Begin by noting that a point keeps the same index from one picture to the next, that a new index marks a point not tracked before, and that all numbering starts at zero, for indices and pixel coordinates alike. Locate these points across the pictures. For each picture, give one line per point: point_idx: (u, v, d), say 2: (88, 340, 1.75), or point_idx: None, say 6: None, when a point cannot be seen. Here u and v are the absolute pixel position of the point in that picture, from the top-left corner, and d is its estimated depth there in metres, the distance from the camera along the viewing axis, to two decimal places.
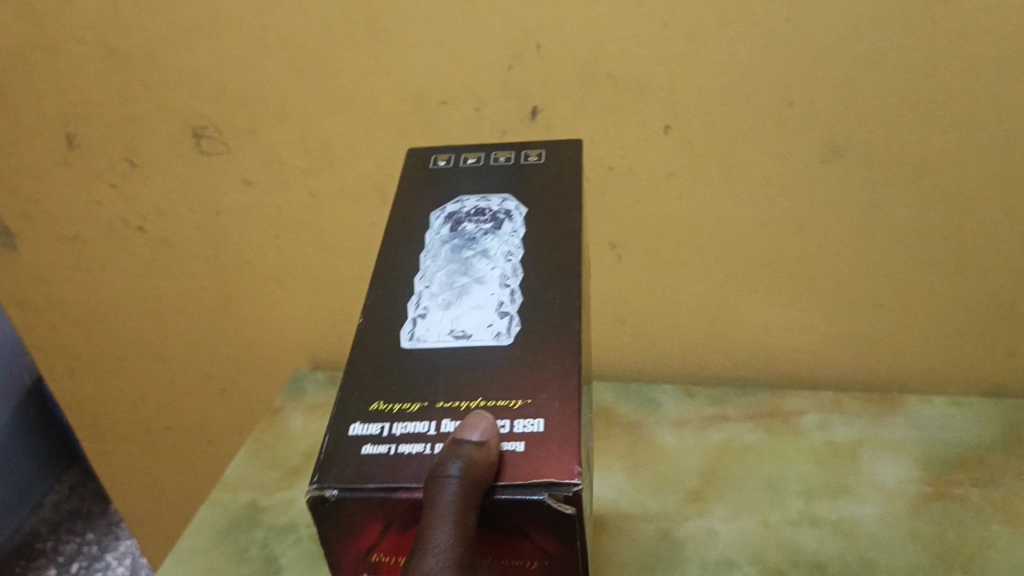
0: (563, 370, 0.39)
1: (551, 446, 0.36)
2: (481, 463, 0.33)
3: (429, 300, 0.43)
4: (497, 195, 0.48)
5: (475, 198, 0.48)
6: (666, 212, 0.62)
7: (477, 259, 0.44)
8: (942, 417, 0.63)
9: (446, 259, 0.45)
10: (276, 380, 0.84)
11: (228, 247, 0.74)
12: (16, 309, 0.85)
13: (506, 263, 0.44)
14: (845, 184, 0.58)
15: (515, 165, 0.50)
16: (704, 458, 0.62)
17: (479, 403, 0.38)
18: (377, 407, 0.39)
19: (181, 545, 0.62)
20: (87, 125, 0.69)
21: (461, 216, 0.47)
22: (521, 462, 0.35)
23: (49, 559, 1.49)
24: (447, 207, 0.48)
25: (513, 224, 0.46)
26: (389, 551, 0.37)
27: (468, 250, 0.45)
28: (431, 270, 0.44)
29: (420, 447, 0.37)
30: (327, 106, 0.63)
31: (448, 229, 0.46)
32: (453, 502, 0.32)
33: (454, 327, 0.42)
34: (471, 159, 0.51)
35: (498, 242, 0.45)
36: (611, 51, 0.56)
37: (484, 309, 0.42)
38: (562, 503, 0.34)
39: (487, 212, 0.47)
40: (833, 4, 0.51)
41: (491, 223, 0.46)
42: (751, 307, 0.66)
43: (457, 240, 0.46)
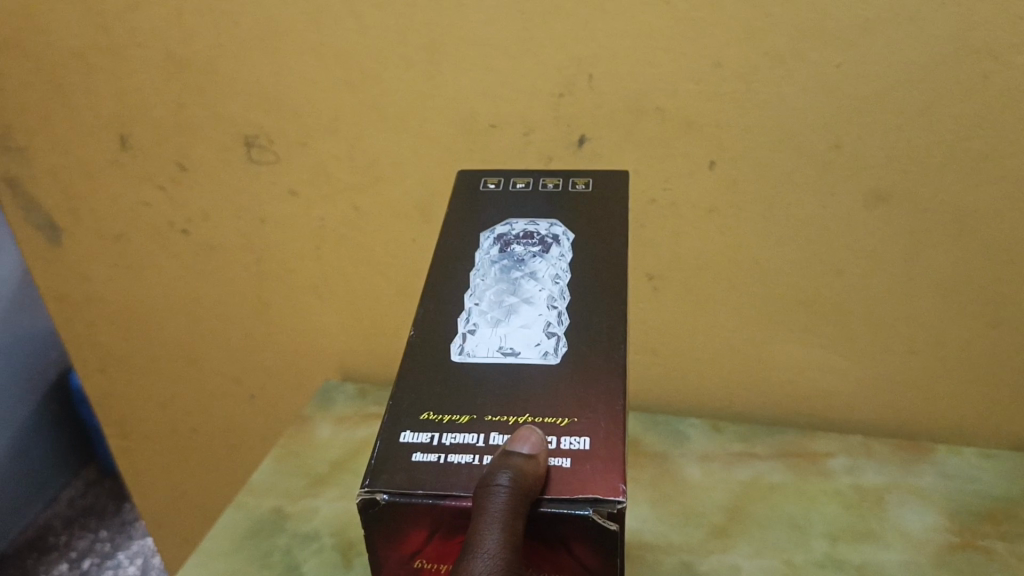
0: (609, 392, 0.42)
1: (596, 463, 0.39)
2: (528, 475, 0.37)
3: (479, 316, 0.46)
4: (545, 219, 0.51)
5: (524, 220, 0.51)
6: (705, 247, 0.63)
7: (525, 281, 0.47)
8: (972, 469, 0.63)
9: (495, 279, 0.48)
10: (305, 390, 0.85)
11: (269, 255, 0.75)
12: (56, 303, 0.87)
13: (554, 285, 0.47)
14: (887, 230, 0.59)
15: (562, 192, 0.53)
16: (729, 493, 0.62)
17: (527, 419, 0.41)
18: (427, 417, 0.42)
19: (205, 545, 0.62)
20: (141, 127, 0.71)
21: (510, 238, 0.50)
22: (567, 477, 0.38)
23: (62, 554, 1.50)
24: (496, 228, 0.50)
25: (561, 249, 0.49)
26: (431, 557, 0.41)
27: (517, 270, 0.48)
28: (481, 288, 0.47)
29: (469, 457, 0.40)
30: (378, 123, 0.65)
31: (497, 249, 0.49)
32: (502, 508, 0.35)
33: (502, 343, 0.45)
34: (520, 183, 0.54)
35: (546, 265, 0.48)
36: (662, 86, 0.57)
37: (532, 328, 0.45)
38: (606, 519, 0.37)
39: (535, 235, 0.49)
40: (885, 52, 0.52)
41: (539, 246, 0.49)
42: (784, 346, 0.66)
43: (506, 260, 0.48)
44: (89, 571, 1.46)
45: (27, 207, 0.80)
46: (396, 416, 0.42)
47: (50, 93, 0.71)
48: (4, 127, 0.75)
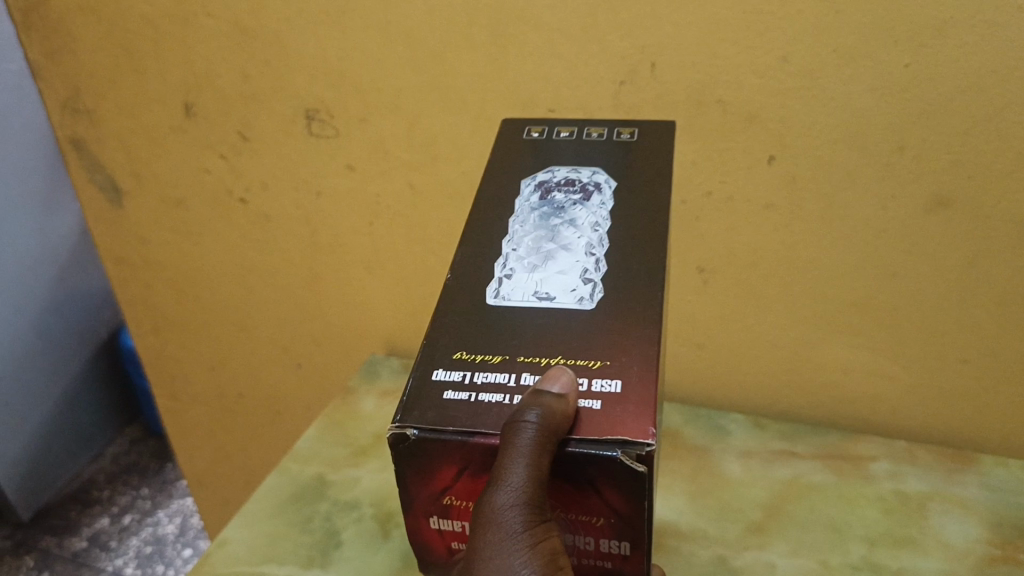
0: (644, 337, 0.42)
1: (628, 405, 0.39)
2: (557, 413, 0.37)
3: (516, 261, 0.46)
4: (587, 168, 0.51)
5: (566, 168, 0.51)
6: (759, 243, 0.63)
7: (565, 228, 0.47)
8: (1019, 481, 0.61)
9: (533, 225, 0.48)
10: (350, 362, 0.86)
11: (323, 228, 0.77)
12: (114, 262, 0.89)
13: (593, 233, 0.47)
14: (945, 237, 0.58)
15: (606, 141, 0.53)
16: (769, 491, 0.62)
17: (559, 360, 0.41)
18: (460, 356, 0.43)
19: (249, 508, 0.64)
20: (206, 96, 0.72)
21: (551, 185, 0.50)
22: (597, 419, 0.38)
23: (105, 508, 1.55)
24: (538, 176, 0.51)
25: (602, 196, 0.49)
26: (460, 494, 0.42)
27: (556, 217, 0.48)
28: (519, 235, 0.48)
29: (500, 396, 0.40)
30: (438, 103, 0.65)
31: (538, 197, 0.49)
32: (530, 446, 0.36)
33: (538, 288, 0.45)
34: (565, 132, 0.54)
35: (586, 213, 0.48)
36: (724, 78, 0.57)
37: (568, 274, 0.45)
38: (634, 461, 0.37)
39: (577, 183, 0.50)
40: (956, 54, 0.51)
41: (580, 194, 0.49)
42: (832, 347, 0.66)
43: (546, 208, 0.49)
44: (130, 526, 1.50)
45: (92, 168, 0.82)
46: (431, 355, 0.43)
47: (120, 58, 0.73)
48: (74, 89, 0.77)
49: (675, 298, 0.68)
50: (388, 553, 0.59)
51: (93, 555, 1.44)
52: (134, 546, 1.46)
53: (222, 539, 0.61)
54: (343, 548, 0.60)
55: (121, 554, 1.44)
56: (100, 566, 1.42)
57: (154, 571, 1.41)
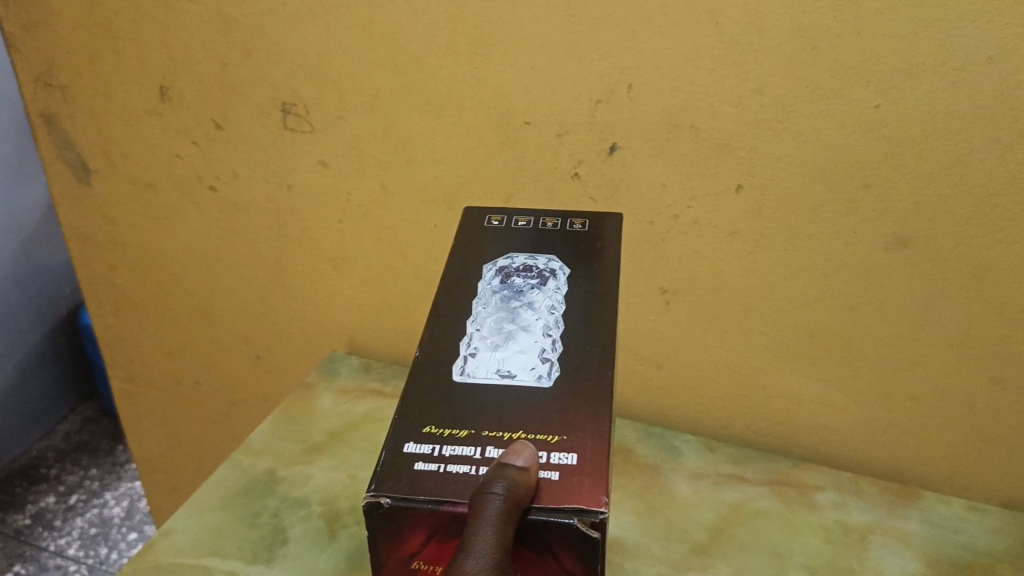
0: (597, 414, 0.44)
1: (583, 477, 0.40)
2: (522, 485, 0.38)
3: (479, 341, 0.48)
4: (543, 255, 0.53)
5: (524, 255, 0.53)
6: (721, 269, 0.64)
7: (523, 310, 0.49)
8: (957, 519, 0.63)
9: (495, 307, 0.50)
10: (310, 357, 0.85)
11: (291, 222, 0.76)
12: (78, 241, 0.88)
13: (549, 315, 0.49)
14: (903, 277, 0.59)
15: (560, 231, 0.55)
16: (716, 514, 0.62)
17: (521, 435, 0.43)
18: (429, 430, 0.44)
19: (198, 499, 0.63)
20: (184, 82, 0.72)
21: (510, 270, 0.52)
22: (555, 489, 0.40)
23: (51, 486, 1.53)
24: (498, 261, 0.53)
25: (557, 282, 0.51)
26: (427, 559, 0.42)
27: (516, 300, 0.50)
28: (481, 317, 0.49)
29: (467, 467, 0.41)
30: (416, 106, 0.65)
31: (499, 280, 0.51)
32: (497, 513, 0.37)
33: (500, 366, 0.47)
34: (522, 222, 0.56)
35: (543, 296, 0.50)
36: (699, 105, 0.57)
37: (528, 353, 0.47)
38: (589, 527, 0.38)
39: (534, 268, 0.52)
40: (926, 98, 0.52)
41: (535, 278, 0.51)
42: (786, 377, 0.67)
43: (506, 291, 0.50)
44: (76, 506, 1.48)
45: (62, 146, 0.81)
46: (400, 429, 0.44)
47: (99, 37, 0.72)
48: (50, 64, 0.76)
49: (637, 316, 0.68)
50: (333, 553, 0.59)
51: (36, 533, 1.42)
52: (78, 527, 1.44)
53: (167, 528, 0.60)
54: (289, 546, 0.60)
55: (64, 533, 1.42)
56: (42, 545, 1.40)
57: (97, 553, 1.39)
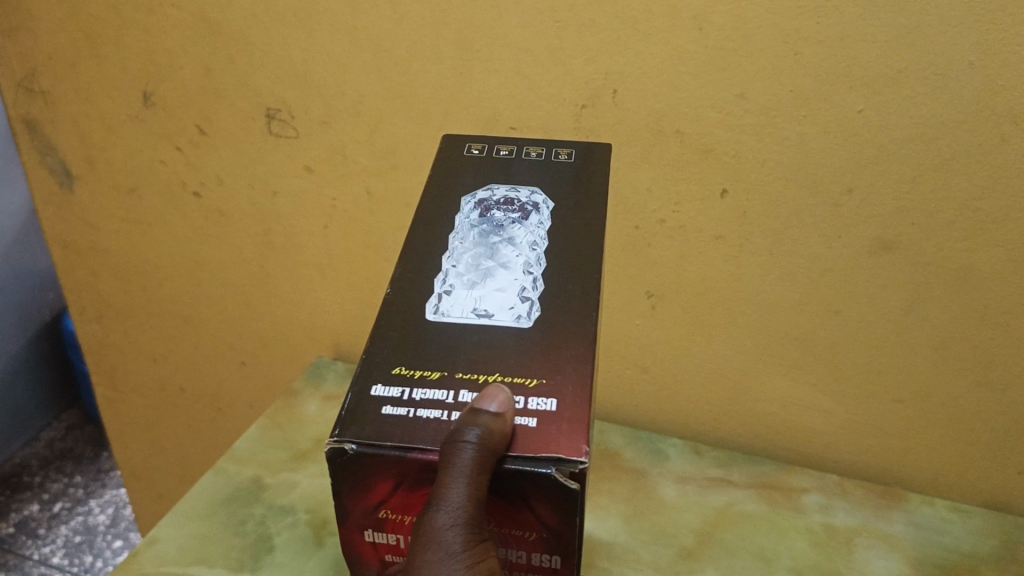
0: (579, 357, 0.43)
1: (562, 425, 0.40)
2: (495, 432, 0.37)
3: (456, 278, 0.47)
4: (526, 187, 0.51)
5: (506, 187, 0.51)
6: (706, 273, 0.64)
7: (503, 246, 0.48)
8: (942, 521, 0.62)
9: (473, 242, 0.48)
10: (295, 362, 0.85)
11: (276, 226, 0.76)
12: (60, 247, 0.88)
13: (531, 251, 0.47)
14: (887, 280, 0.59)
15: (545, 161, 0.53)
16: (703, 517, 0.62)
17: (497, 378, 0.42)
18: (398, 371, 0.43)
19: (182, 507, 0.63)
20: (167, 87, 0.72)
21: (490, 204, 0.50)
22: (532, 436, 0.39)
23: (35, 494, 1.51)
24: (477, 193, 0.51)
25: (540, 216, 0.49)
26: (395, 508, 0.41)
27: (496, 236, 0.48)
28: (458, 252, 0.48)
29: (438, 413, 0.41)
30: (401, 112, 0.65)
31: (478, 214, 0.49)
32: (469, 464, 0.37)
33: (477, 305, 0.45)
34: (504, 150, 0.54)
35: (524, 231, 0.48)
36: (683, 110, 0.58)
37: (507, 292, 0.46)
38: (567, 478, 0.38)
39: (516, 202, 0.50)
40: (907, 103, 0.53)
41: (517, 212, 0.49)
42: (772, 381, 0.66)
43: (485, 225, 0.49)
44: (60, 514, 1.47)
45: (44, 151, 0.81)
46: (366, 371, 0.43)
47: (81, 42, 0.72)
48: (31, 69, 0.76)
49: (623, 320, 0.68)
50: (319, 562, 0.58)
51: (19, 542, 1.40)
52: (63, 535, 1.43)
53: (152, 537, 0.60)
54: (275, 554, 0.59)
55: (48, 542, 1.41)
56: (26, 553, 1.39)
57: (82, 561, 1.38)
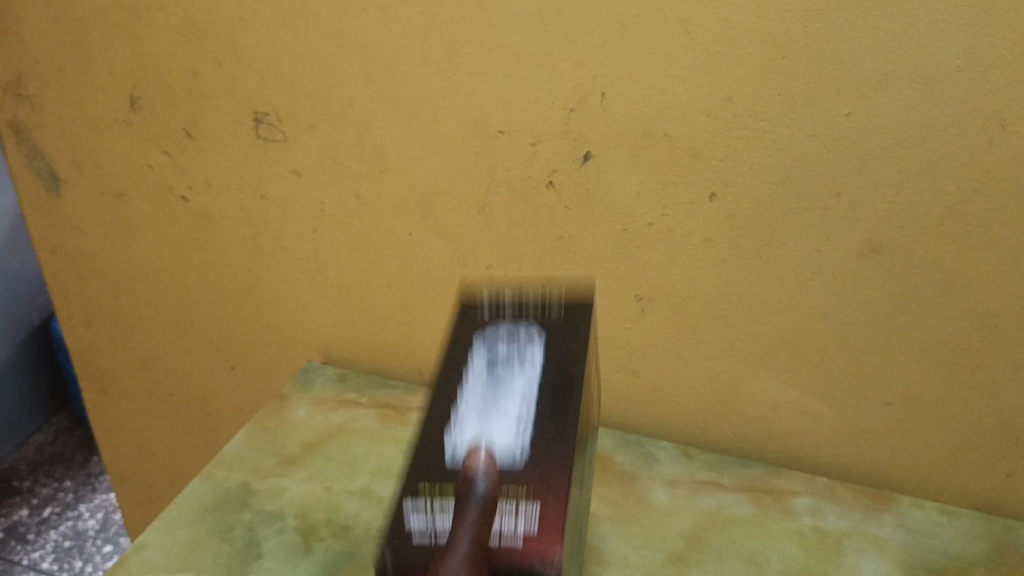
0: (563, 470, 0.45)
1: (547, 518, 0.42)
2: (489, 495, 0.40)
3: (467, 411, 0.48)
4: (526, 323, 0.51)
5: (508, 323, 0.51)
6: (696, 277, 0.64)
7: (507, 386, 0.48)
8: (932, 524, 0.62)
9: (479, 382, 0.49)
10: (284, 368, 0.84)
11: (265, 231, 0.76)
12: (48, 252, 0.87)
13: (531, 391, 0.48)
14: (876, 284, 0.59)
15: (542, 307, 0.52)
16: (693, 522, 0.62)
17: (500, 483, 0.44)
18: (422, 488, 0.45)
19: (170, 513, 0.63)
20: (154, 91, 0.72)
21: (496, 338, 0.50)
22: (523, 533, 0.42)
23: (25, 498, 1.51)
24: (482, 330, 0.51)
25: (539, 351, 0.49)
26: None
27: (499, 379, 0.49)
28: (465, 403, 0.48)
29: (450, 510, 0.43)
30: (389, 116, 0.65)
31: (485, 349, 0.50)
32: (472, 521, 0.39)
33: (483, 434, 0.46)
34: (505, 296, 0.53)
35: (523, 376, 0.49)
36: (671, 113, 0.58)
37: (509, 427, 0.47)
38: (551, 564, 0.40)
39: (516, 338, 0.50)
40: (894, 107, 0.53)
41: (519, 344, 0.50)
42: (761, 385, 0.66)
43: (489, 366, 0.49)
44: (49, 519, 1.46)
45: (31, 156, 0.80)
46: None
47: (68, 46, 0.72)
48: (18, 73, 0.75)
49: (612, 324, 0.68)
50: (308, 568, 0.58)
51: (8, 546, 1.40)
52: (52, 540, 1.42)
53: (139, 543, 0.60)
54: (263, 561, 0.59)
55: (38, 547, 1.40)
56: (14, 558, 1.38)
57: (71, 566, 1.37)
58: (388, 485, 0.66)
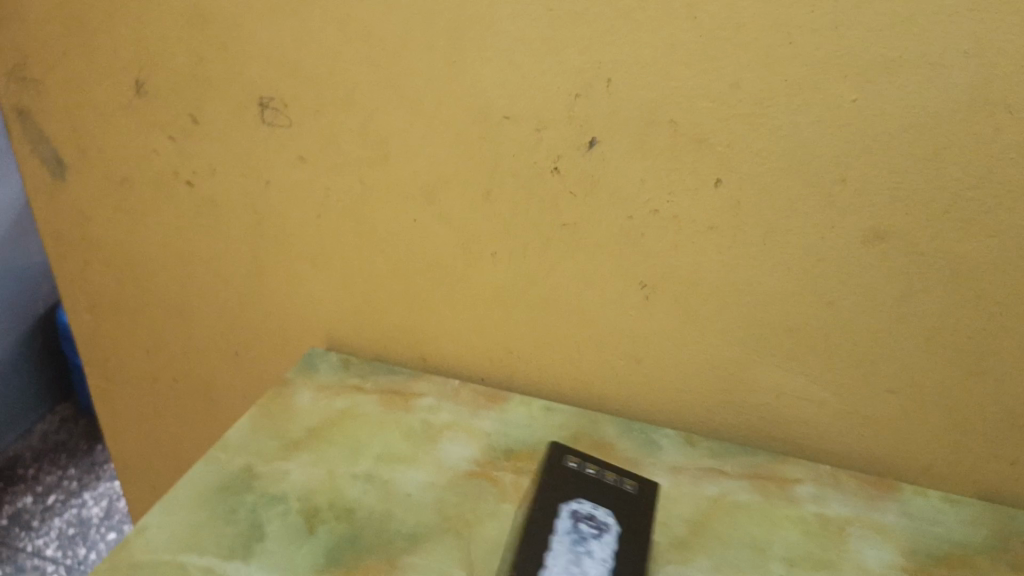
0: None
1: None
2: None
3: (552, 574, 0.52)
4: (600, 504, 0.58)
5: (590, 503, 0.58)
6: (700, 264, 0.63)
7: (585, 557, 0.53)
8: (935, 512, 0.62)
9: (565, 547, 0.54)
10: (288, 354, 0.84)
11: (269, 217, 0.76)
12: (53, 238, 0.87)
13: (605, 567, 0.53)
14: (881, 270, 0.59)
15: (615, 488, 0.60)
16: (696, 508, 0.62)
17: None
18: None
19: (173, 496, 0.63)
20: (159, 76, 0.72)
21: (579, 516, 0.56)
22: None
23: (29, 486, 1.51)
24: (571, 502, 0.57)
25: (612, 534, 0.55)
26: None
27: (580, 545, 0.54)
28: (551, 553, 0.53)
29: None
30: (394, 101, 0.65)
31: (569, 522, 0.56)
32: None
33: None
34: (592, 469, 0.61)
35: (600, 546, 0.54)
36: (677, 99, 0.58)
37: None
38: None
39: (596, 518, 0.56)
40: (901, 92, 0.53)
41: (597, 529, 0.55)
42: (765, 373, 0.66)
43: (574, 534, 0.55)
44: (53, 506, 1.47)
45: (36, 141, 0.80)
46: None
47: (74, 32, 0.72)
48: (23, 58, 0.76)
49: (616, 311, 0.68)
50: (311, 552, 0.58)
51: (12, 533, 1.40)
52: (56, 527, 1.43)
53: (142, 525, 0.60)
54: (266, 544, 0.59)
55: (42, 534, 1.41)
56: (19, 545, 1.38)
57: (75, 553, 1.38)
58: (392, 470, 0.66)
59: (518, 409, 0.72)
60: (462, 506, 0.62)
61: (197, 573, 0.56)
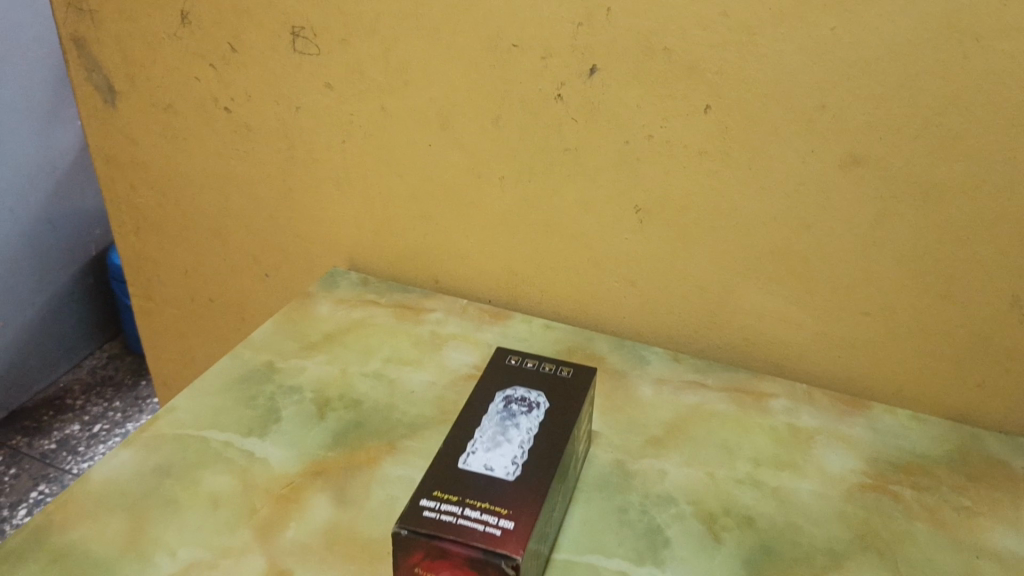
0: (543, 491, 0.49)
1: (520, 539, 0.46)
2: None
3: (479, 442, 0.54)
4: (536, 388, 0.58)
5: (525, 387, 0.58)
6: (690, 188, 0.68)
7: (512, 427, 0.54)
8: (901, 427, 0.66)
9: (495, 421, 0.55)
10: (313, 274, 0.91)
11: (298, 141, 0.82)
12: (103, 162, 0.94)
13: (527, 433, 0.54)
14: (857, 194, 0.63)
15: (549, 375, 0.60)
16: (674, 413, 0.67)
17: (487, 506, 0.48)
18: (439, 494, 0.49)
19: (201, 383, 0.69)
20: (201, 6, 0.78)
21: (512, 400, 0.57)
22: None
23: (76, 415, 1.61)
24: (506, 390, 0.58)
25: (539, 411, 0.56)
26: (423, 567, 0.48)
27: (508, 420, 0.55)
28: (482, 427, 0.55)
29: (480, 525, 0.47)
30: (413, 29, 0.70)
31: (501, 404, 0.57)
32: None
33: (487, 461, 0.52)
34: (530, 363, 0.61)
35: (528, 419, 0.55)
36: (670, 28, 0.62)
37: (506, 454, 0.52)
38: None
39: (527, 400, 0.57)
40: (876, 22, 0.57)
41: (526, 407, 0.56)
42: (750, 294, 0.71)
43: (505, 412, 0.56)
44: (98, 434, 1.56)
45: (91, 68, 0.87)
46: None
47: None
48: None
49: (612, 234, 0.73)
50: (320, 432, 0.64)
51: (59, 457, 1.50)
52: (100, 453, 1.52)
53: (172, 406, 0.66)
54: (281, 424, 0.65)
55: (87, 458, 1.50)
56: (65, 467, 1.48)
57: None
58: (398, 369, 0.72)
59: (518, 325, 0.78)
60: (459, 401, 0.68)
61: (218, 444, 0.63)
